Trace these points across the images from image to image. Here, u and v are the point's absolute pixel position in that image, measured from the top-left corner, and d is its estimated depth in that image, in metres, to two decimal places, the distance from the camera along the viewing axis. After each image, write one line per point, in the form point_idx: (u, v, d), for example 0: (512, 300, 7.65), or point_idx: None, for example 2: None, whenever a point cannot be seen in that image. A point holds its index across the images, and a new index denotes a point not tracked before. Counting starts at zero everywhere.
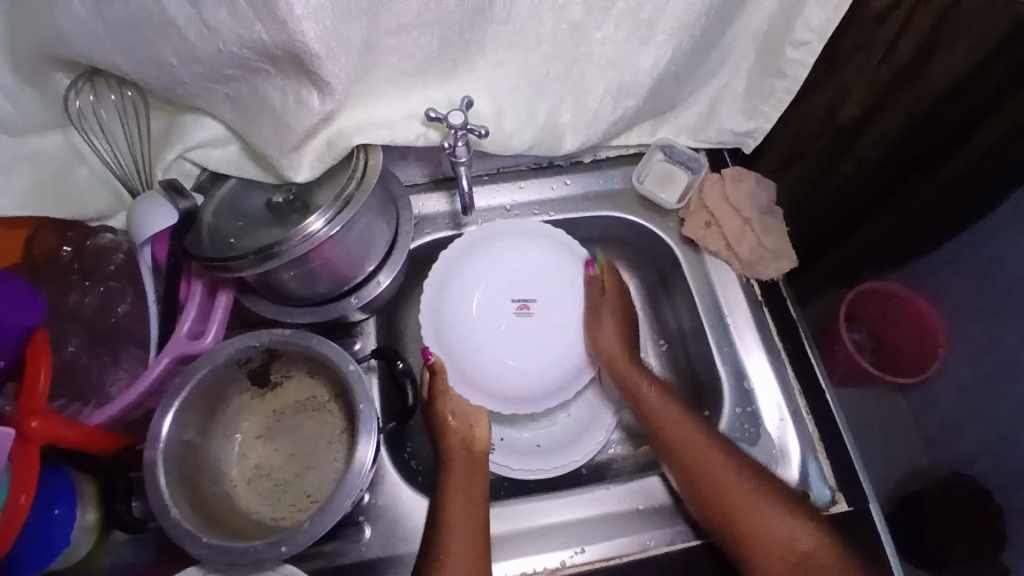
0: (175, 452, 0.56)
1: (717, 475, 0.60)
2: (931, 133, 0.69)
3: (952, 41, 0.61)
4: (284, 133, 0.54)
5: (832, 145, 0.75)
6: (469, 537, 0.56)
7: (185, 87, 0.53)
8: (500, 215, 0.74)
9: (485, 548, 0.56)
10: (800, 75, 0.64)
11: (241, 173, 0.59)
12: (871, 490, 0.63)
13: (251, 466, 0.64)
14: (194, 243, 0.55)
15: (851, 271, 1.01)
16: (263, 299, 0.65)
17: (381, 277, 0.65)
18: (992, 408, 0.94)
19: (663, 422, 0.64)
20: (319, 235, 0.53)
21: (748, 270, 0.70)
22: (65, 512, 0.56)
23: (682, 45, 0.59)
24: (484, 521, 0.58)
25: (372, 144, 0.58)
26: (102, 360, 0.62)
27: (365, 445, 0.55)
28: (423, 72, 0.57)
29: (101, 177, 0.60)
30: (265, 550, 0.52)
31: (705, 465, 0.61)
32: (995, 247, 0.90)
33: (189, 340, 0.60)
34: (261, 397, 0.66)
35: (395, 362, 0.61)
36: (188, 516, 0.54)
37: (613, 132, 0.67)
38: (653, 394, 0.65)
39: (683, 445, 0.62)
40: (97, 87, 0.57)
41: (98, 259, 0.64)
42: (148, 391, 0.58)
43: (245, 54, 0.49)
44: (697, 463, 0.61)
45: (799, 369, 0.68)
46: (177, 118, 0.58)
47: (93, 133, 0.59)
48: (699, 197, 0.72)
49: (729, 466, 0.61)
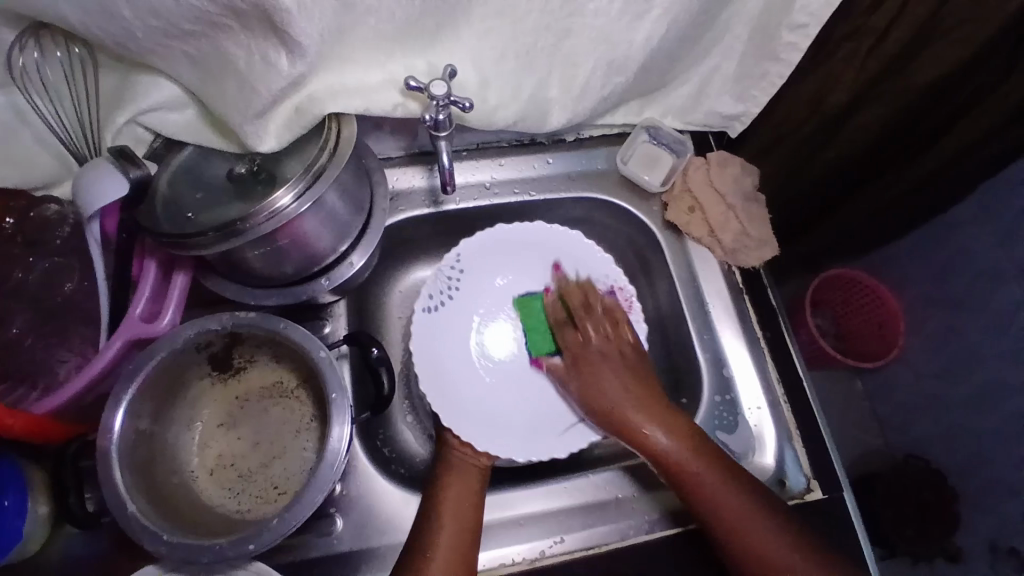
0: (130, 444, 0.52)
1: (716, 486, 0.57)
2: (916, 117, 0.69)
3: (948, 33, 0.59)
4: (250, 98, 0.49)
5: (815, 131, 0.74)
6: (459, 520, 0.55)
7: (140, 43, 0.47)
8: (478, 193, 0.71)
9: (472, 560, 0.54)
10: (794, 58, 0.62)
11: (200, 140, 0.54)
12: (847, 479, 0.63)
13: (213, 456, 0.60)
14: (147, 216, 0.50)
15: (818, 257, 1.02)
16: (225, 280, 0.60)
17: (354, 257, 0.62)
18: (949, 394, 0.97)
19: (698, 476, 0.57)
20: (288, 213, 0.49)
21: (731, 257, 0.69)
22: (14, 501, 0.52)
23: (676, 20, 0.57)
24: (476, 522, 0.56)
25: (346, 114, 0.54)
26: (49, 341, 0.57)
27: (338, 435, 0.52)
28: (403, 38, 0.53)
29: (45, 140, 0.55)
30: (231, 547, 0.49)
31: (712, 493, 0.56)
32: (958, 239, 0.91)
33: (143, 321, 0.56)
34: (222, 382, 0.62)
35: (369, 349, 0.57)
36: (145, 511, 0.50)
37: (599, 110, 0.65)
38: (681, 450, 0.58)
39: (692, 479, 0.57)
40: (42, 41, 0.50)
41: (46, 229, 0.58)
42: (100, 377, 0.54)
43: (208, 7, 0.44)
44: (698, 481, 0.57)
45: (777, 357, 0.67)
46: (128, 79, 0.52)
47: (36, 93, 0.52)
48: (682, 181, 0.70)
49: (730, 494, 0.56)
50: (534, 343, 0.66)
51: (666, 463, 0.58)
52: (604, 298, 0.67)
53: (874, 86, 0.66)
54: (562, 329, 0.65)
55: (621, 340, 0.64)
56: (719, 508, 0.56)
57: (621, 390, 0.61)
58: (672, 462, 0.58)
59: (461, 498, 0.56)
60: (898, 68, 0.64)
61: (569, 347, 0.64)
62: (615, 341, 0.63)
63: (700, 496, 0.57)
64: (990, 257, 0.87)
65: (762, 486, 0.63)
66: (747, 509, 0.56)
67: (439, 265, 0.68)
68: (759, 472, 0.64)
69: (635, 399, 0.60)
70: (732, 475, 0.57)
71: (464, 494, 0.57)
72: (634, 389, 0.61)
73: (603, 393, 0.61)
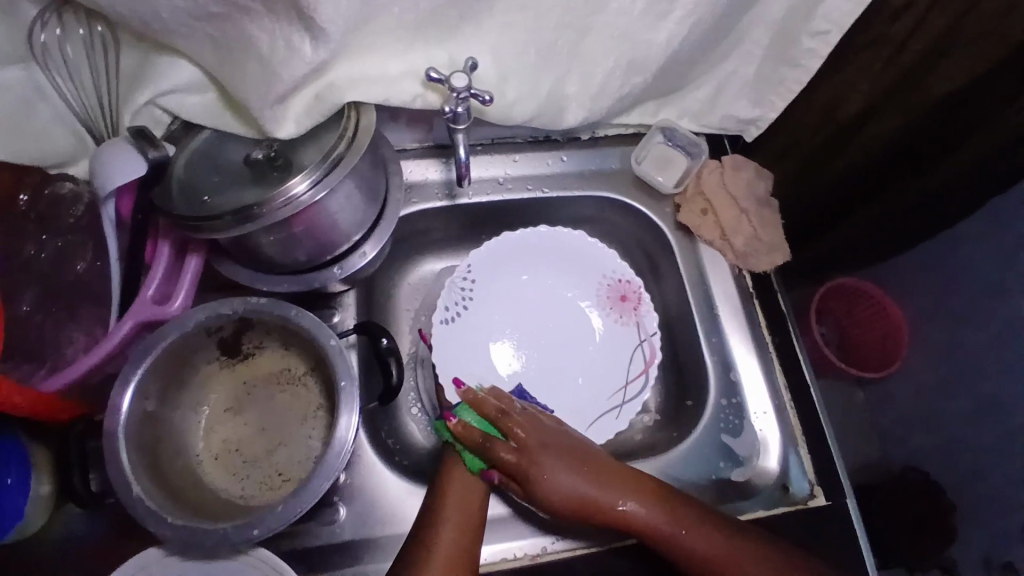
0: (137, 425, 0.52)
1: (699, 535, 0.55)
2: (929, 130, 0.69)
3: (967, 43, 0.59)
4: (270, 83, 0.49)
5: (830, 138, 0.74)
6: (461, 519, 0.55)
7: (163, 23, 0.47)
8: (491, 188, 0.70)
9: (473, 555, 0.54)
10: (813, 64, 0.62)
11: (218, 124, 0.54)
12: (850, 487, 0.63)
13: (218, 440, 0.60)
14: (162, 197, 0.50)
15: (826, 265, 1.02)
16: (237, 264, 0.60)
17: (366, 248, 0.61)
18: (950, 408, 0.97)
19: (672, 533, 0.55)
20: (303, 200, 0.49)
21: (741, 261, 0.69)
22: (17, 481, 0.51)
23: (698, 22, 0.57)
24: (479, 523, 0.56)
25: (365, 102, 0.54)
26: (58, 319, 0.57)
27: (346, 424, 0.52)
28: (426, 29, 0.53)
29: (62, 117, 0.54)
30: (235, 532, 0.49)
31: (694, 543, 0.55)
32: (966, 253, 0.91)
33: (155, 303, 0.56)
34: (230, 367, 0.62)
35: (379, 339, 0.57)
36: (150, 492, 0.50)
37: (617, 109, 0.65)
38: (655, 517, 0.56)
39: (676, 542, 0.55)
40: (64, 19, 0.50)
41: (57, 208, 0.59)
42: (109, 356, 0.54)
43: None
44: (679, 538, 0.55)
45: (784, 362, 0.68)
46: (149, 60, 0.52)
47: (58, 71, 0.53)
48: (696, 184, 0.70)
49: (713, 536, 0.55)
50: (467, 459, 0.58)
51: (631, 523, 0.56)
52: (615, 289, 0.70)
53: (891, 96, 0.66)
54: (497, 446, 0.56)
55: (544, 426, 0.59)
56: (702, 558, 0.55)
57: (574, 479, 0.56)
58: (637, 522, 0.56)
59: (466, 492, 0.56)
60: (915, 79, 0.64)
61: (511, 443, 0.57)
62: (541, 429, 0.58)
63: (679, 553, 0.55)
64: (997, 272, 0.87)
65: (764, 491, 0.63)
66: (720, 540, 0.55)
67: (454, 276, 0.69)
68: (763, 476, 0.64)
69: (583, 480, 0.56)
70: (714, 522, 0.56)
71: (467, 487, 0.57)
72: (576, 461, 0.57)
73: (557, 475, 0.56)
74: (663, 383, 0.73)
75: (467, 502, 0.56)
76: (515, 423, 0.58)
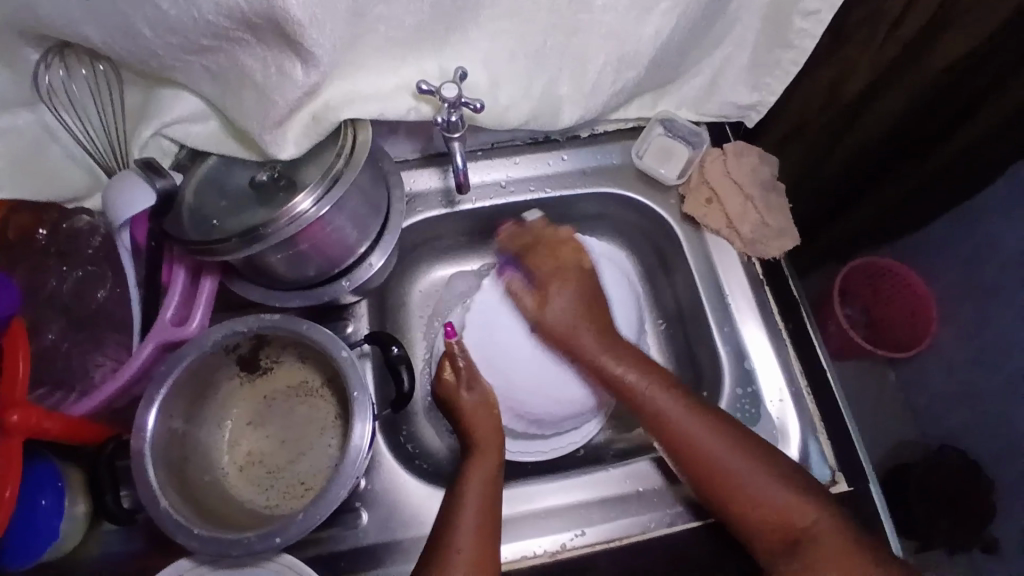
0: (163, 443, 0.54)
1: (717, 442, 0.57)
2: (940, 104, 0.67)
3: (964, 16, 0.57)
4: (267, 107, 0.51)
5: (835, 118, 0.72)
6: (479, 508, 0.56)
7: (161, 59, 0.49)
8: (495, 192, 0.71)
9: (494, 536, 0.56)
10: (809, 45, 0.61)
11: (222, 149, 0.56)
12: (871, 470, 0.63)
13: (243, 453, 0.62)
14: (173, 225, 0.52)
15: (845, 246, 1.00)
16: (249, 282, 0.62)
17: (373, 259, 0.63)
18: (982, 384, 0.94)
19: (699, 442, 0.58)
20: (307, 217, 0.51)
21: (750, 248, 0.69)
22: (52, 501, 0.54)
23: (685, 14, 0.56)
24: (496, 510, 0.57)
25: (360, 119, 0.55)
26: (85, 347, 0.60)
27: (359, 432, 0.53)
28: (413, 42, 0.54)
29: (74, 155, 0.57)
30: (258, 542, 0.51)
31: (705, 447, 0.58)
32: (994, 225, 0.88)
33: (174, 325, 0.58)
34: (250, 382, 0.64)
35: (390, 348, 0.59)
36: (178, 507, 0.52)
37: (613, 105, 0.65)
38: (665, 402, 0.59)
39: (690, 435, 0.58)
40: (67, 61, 0.53)
41: (76, 241, 0.62)
42: (134, 378, 0.56)
43: (224, 23, 0.46)
44: (695, 437, 0.58)
45: (800, 349, 0.67)
46: (153, 93, 0.55)
47: (64, 110, 0.55)
48: (700, 173, 0.69)
49: (728, 447, 0.57)
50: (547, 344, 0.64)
51: (631, 395, 0.61)
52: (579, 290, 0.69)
53: (895, 72, 0.65)
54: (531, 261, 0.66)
55: (568, 263, 0.65)
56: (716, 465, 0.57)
57: (568, 305, 0.63)
58: (637, 391, 0.61)
59: (488, 472, 0.57)
60: (915, 55, 0.62)
61: (546, 258, 0.66)
62: (580, 274, 0.65)
63: (690, 451, 0.58)
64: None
65: None
66: (712, 433, 0.58)
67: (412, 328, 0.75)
68: None
69: (577, 305, 0.63)
70: (720, 424, 0.58)
71: (485, 462, 0.58)
72: (585, 316, 0.63)
73: (567, 331, 0.62)
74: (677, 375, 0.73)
75: (490, 496, 0.57)
76: (556, 251, 0.66)
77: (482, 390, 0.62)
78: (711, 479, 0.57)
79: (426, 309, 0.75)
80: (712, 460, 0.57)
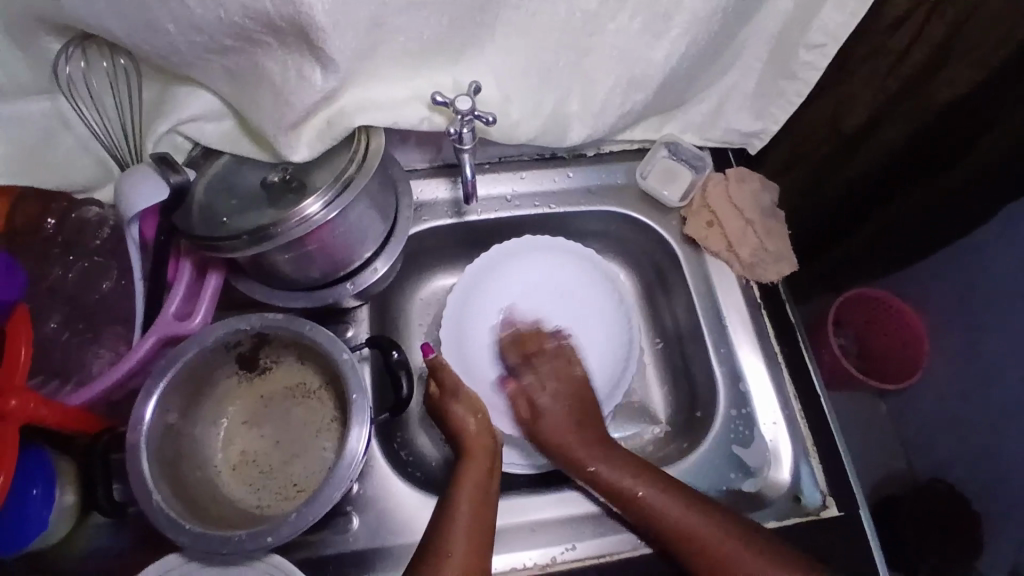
0: (159, 437, 0.54)
1: (683, 514, 0.58)
2: (941, 137, 0.69)
3: (966, 53, 0.59)
4: (284, 109, 0.52)
5: (838, 147, 0.74)
6: (475, 518, 0.56)
7: (183, 57, 0.50)
8: (500, 205, 0.72)
9: (488, 544, 0.56)
10: (812, 78, 0.63)
11: (235, 149, 0.56)
12: (862, 496, 0.64)
13: (236, 452, 0.62)
14: (184, 220, 0.53)
15: (840, 276, 1.01)
16: (253, 281, 0.63)
17: (377, 264, 0.64)
18: (971, 419, 0.95)
19: (669, 515, 0.58)
20: (316, 220, 0.52)
21: (748, 272, 0.70)
22: (43, 491, 0.54)
23: (694, 41, 0.58)
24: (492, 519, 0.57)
25: (374, 126, 0.56)
26: (83, 338, 0.60)
27: (356, 435, 0.53)
28: (430, 54, 0.55)
29: (88, 145, 0.58)
30: (249, 540, 0.51)
31: (678, 519, 0.58)
32: (988, 262, 0.90)
33: (176, 320, 0.58)
34: (248, 381, 0.64)
35: (390, 352, 0.59)
36: (171, 503, 0.52)
37: (620, 125, 0.66)
38: (631, 479, 0.60)
39: (659, 513, 0.59)
40: (87, 53, 0.54)
41: (83, 231, 0.62)
42: (132, 371, 0.56)
43: (248, 25, 0.47)
44: (659, 510, 0.59)
45: (794, 373, 0.68)
46: (171, 90, 0.56)
47: (82, 101, 0.56)
48: (701, 196, 0.71)
49: (697, 516, 0.58)
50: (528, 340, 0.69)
51: (602, 483, 0.61)
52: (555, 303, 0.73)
53: (898, 103, 0.66)
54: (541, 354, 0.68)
55: (573, 379, 0.66)
56: (694, 535, 0.58)
57: (557, 403, 0.65)
58: (605, 477, 0.61)
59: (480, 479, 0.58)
60: (920, 87, 0.64)
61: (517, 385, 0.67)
62: (570, 369, 0.67)
63: (664, 527, 0.58)
64: (1016, 281, 0.86)
65: (775, 502, 0.63)
66: (675, 504, 0.59)
67: (412, 334, 0.75)
68: (774, 487, 0.64)
69: (562, 399, 0.65)
70: (685, 498, 0.59)
71: (481, 466, 0.59)
72: (575, 394, 0.66)
73: (555, 426, 0.64)
74: (673, 394, 0.74)
75: (480, 503, 0.57)
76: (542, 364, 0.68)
77: (465, 395, 0.62)
78: (669, 533, 0.58)
79: (426, 318, 0.76)
80: (692, 531, 0.58)
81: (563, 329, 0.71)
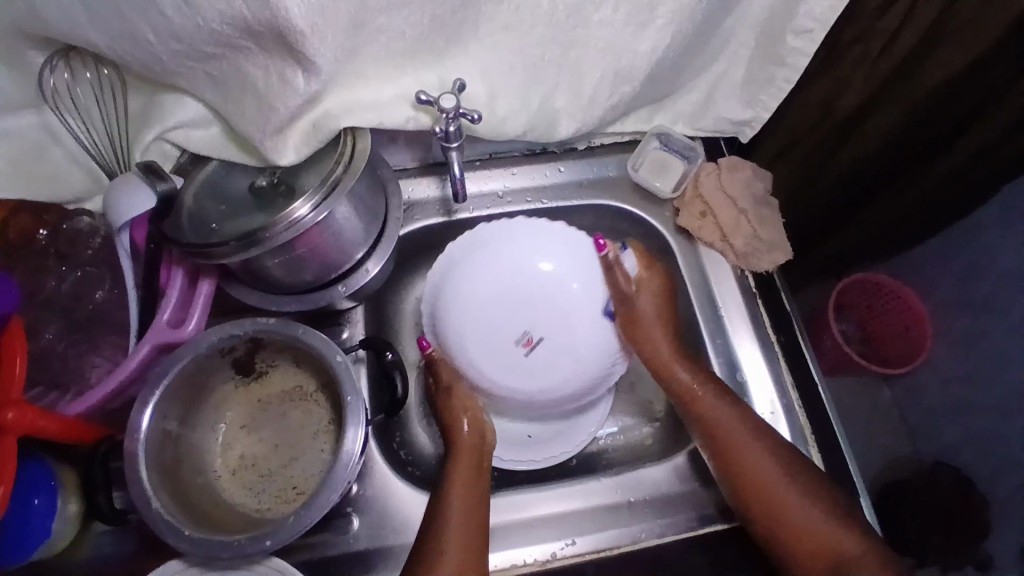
0: (157, 443, 0.55)
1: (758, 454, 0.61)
2: (933, 123, 0.67)
3: (953, 35, 0.58)
4: (269, 114, 0.52)
5: (829, 132, 0.73)
6: (466, 531, 0.56)
7: (164, 65, 0.50)
8: (491, 202, 0.72)
9: (476, 557, 0.55)
10: (801, 63, 0.62)
11: (222, 155, 0.57)
12: (861, 482, 0.64)
13: (235, 457, 0.62)
14: (173, 228, 0.53)
15: (839, 262, 1.01)
16: (246, 287, 0.63)
17: (369, 265, 0.64)
18: (975, 401, 0.95)
19: (745, 450, 0.61)
20: (306, 222, 0.51)
21: (743, 262, 0.69)
22: (45, 501, 0.54)
23: (680, 31, 0.58)
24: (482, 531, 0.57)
25: (361, 128, 0.56)
26: (80, 348, 0.60)
27: (352, 436, 0.54)
28: (413, 53, 0.55)
29: (76, 158, 0.58)
30: (249, 544, 0.51)
31: (751, 456, 0.60)
32: (988, 243, 0.89)
33: (170, 328, 0.58)
34: (245, 385, 0.64)
35: (384, 353, 0.60)
36: (170, 508, 0.52)
37: (609, 118, 0.66)
38: (720, 412, 0.62)
39: (740, 452, 0.61)
40: (72, 64, 0.54)
41: (75, 243, 0.62)
42: (129, 380, 0.57)
43: (227, 31, 0.47)
44: (738, 445, 0.61)
45: (791, 361, 0.67)
46: (156, 99, 0.56)
47: (67, 111, 0.56)
48: (694, 187, 0.70)
49: (768, 457, 0.61)
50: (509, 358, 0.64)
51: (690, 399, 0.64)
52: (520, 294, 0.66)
53: (888, 86, 0.66)
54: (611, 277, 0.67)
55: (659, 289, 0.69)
56: (760, 481, 0.60)
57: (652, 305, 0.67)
58: (697, 402, 0.63)
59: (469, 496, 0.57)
60: (910, 69, 0.63)
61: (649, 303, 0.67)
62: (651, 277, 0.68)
63: (742, 462, 0.60)
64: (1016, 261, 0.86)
65: None
66: (753, 442, 0.61)
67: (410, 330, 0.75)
68: None
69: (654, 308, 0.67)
70: (760, 433, 0.62)
71: (473, 477, 0.59)
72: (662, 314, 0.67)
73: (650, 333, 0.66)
74: None
75: (473, 498, 0.58)
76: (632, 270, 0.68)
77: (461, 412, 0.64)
78: (722, 451, 0.62)
79: None
80: (758, 479, 0.60)
81: (537, 338, 0.64)
